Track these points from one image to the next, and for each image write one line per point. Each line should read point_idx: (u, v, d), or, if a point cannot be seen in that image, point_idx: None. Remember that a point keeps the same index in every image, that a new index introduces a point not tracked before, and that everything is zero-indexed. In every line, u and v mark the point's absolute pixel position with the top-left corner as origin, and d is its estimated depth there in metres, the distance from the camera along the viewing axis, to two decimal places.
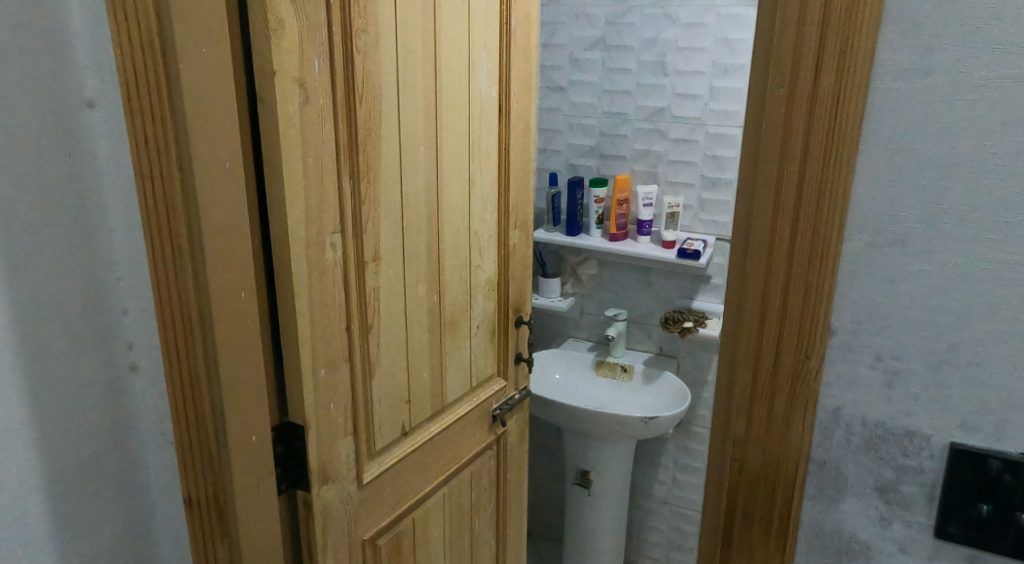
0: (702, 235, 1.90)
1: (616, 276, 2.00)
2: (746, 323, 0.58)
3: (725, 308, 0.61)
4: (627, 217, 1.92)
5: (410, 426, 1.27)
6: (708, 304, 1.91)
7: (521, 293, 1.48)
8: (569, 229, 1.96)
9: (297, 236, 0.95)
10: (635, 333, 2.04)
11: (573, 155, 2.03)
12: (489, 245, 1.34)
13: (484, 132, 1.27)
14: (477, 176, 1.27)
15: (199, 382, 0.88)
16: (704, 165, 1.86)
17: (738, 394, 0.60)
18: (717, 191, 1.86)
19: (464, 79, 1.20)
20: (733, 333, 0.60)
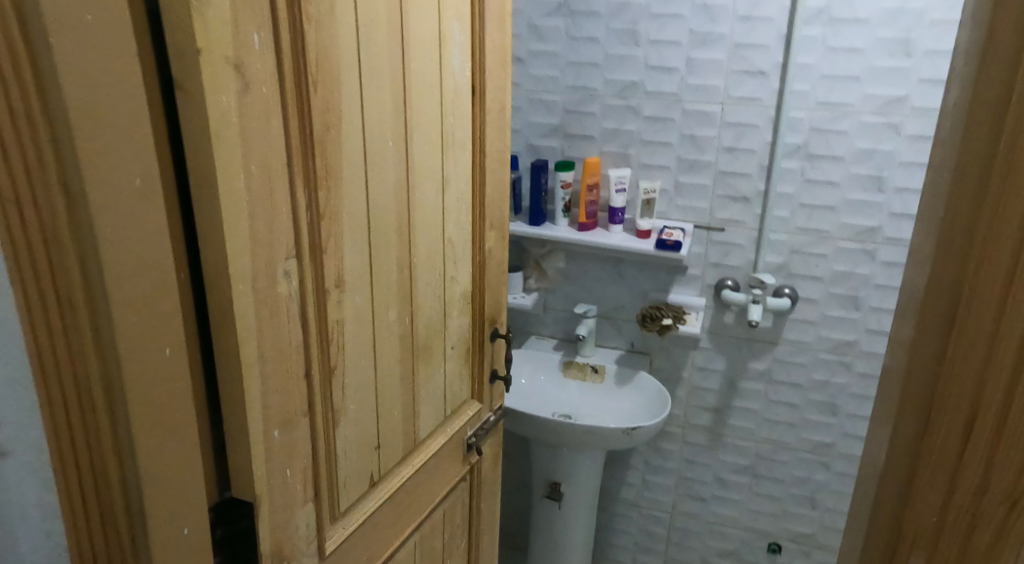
0: (678, 224, 1.74)
1: (584, 269, 1.82)
2: (944, 423, 0.42)
3: (904, 408, 0.45)
4: (597, 204, 1.73)
5: (379, 474, 1.05)
6: (685, 297, 1.77)
7: (498, 303, 1.28)
8: (534, 219, 1.76)
9: (240, 270, 0.71)
10: (604, 330, 1.87)
11: (533, 135, 1.81)
12: (464, 252, 1.13)
13: (458, 119, 1.06)
14: (450, 173, 1.06)
15: (109, 491, 0.60)
16: (681, 146, 1.70)
17: (922, 514, 0.43)
18: (694, 175, 1.70)
19: (435, 54, 0.98)
20: (921, 432, 0.43)
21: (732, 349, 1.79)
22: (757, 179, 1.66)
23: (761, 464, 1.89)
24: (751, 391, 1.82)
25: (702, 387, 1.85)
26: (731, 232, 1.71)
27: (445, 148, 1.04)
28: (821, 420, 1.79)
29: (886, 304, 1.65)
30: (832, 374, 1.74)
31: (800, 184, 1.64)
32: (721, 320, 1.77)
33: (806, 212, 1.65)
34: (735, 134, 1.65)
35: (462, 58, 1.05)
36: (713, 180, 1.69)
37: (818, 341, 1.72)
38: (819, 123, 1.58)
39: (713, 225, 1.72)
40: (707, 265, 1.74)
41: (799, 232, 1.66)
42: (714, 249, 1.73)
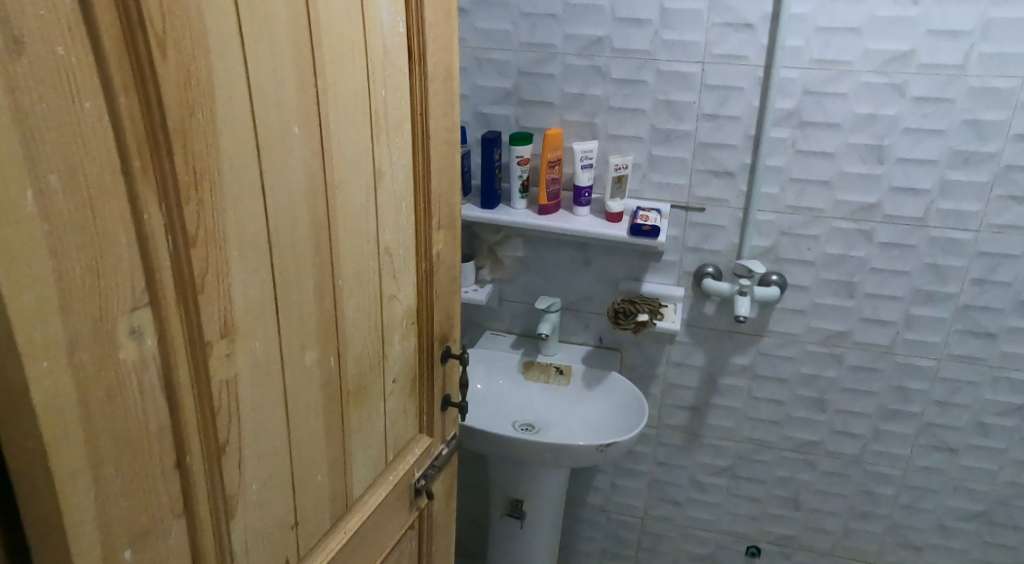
0: (652, 204, 1.52)
1: (545, 257, 1.59)
2: None
3: None
4: (559, 182, 1.49)
5: (298, 556, 0.79)
6: (660, 287, 1.57)
7: (450, 316, 1.05)
8: (486, 201, 1.50)
9: (40, 334, 0.45)
10: (569, 324, 1.66)
11: (482, 101, 1.54)
12: (410, 261, 0.92)
13: (390, 94, 0.81)
14: (381, 164, 0.81)
15: None
16: (655, 113, 1.46)
17: None
18: (671, 147, 1.48)
19: (355, 3, 0.72)
20: None
21: (712, 343, 1.61)
22: (742, 152, 1.45)
23: (741, 465, 1.72)
24: (732, 388, 1.65)
25: (678, 385, 1.67)
26: (713, 212, 1.51)
27: (374, 131, 0.79)
28: (808, 416, 1.63)
29: (884, 291, 1.49)
30: (821, 367, 1.58)
31: (791, 157, 1.43)
32: (701, 311, 1.58)
33: (797, 188, 1.45)
34: (717, 99, 1.42)
35: (393, 10, 0.79)
36: (692, 153, 1.47)
37: (808, 332, 1.56)
38: (813, 85, 1.37)
39: (692, 205, 1.51)
40: (684, 250, 1.54)
41: (788, 211, 1.47)
42: (693, 232, 1.53)
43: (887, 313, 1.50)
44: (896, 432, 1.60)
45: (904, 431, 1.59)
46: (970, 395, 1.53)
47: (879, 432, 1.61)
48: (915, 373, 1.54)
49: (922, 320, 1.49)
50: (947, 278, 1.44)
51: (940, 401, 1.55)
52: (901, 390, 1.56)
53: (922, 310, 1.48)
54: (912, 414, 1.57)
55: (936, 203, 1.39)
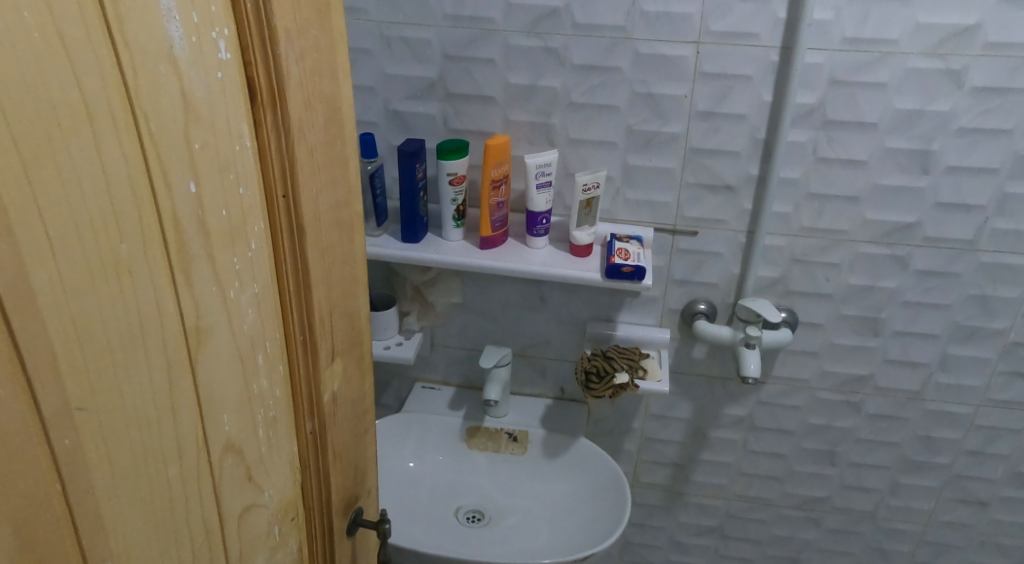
0: (629, 227, 1.19)
1: (491, 296, 1.25)
2: None
3: None
4: (507, 206, 1.13)
5: None
6: (638, 331, 1.26)
7: (358, 467, 0.68)
8: (410, 233, 1.13)
9: None
10: (523, 373, 1.34)
11: (395, 95, 1.14)
12: (280, 435, 0.54)
13: (210, 182, 0.41)
14: (205, 314, 0.42)
15: None
16: (632, 111, 1.10)
17: None
18: (652, 155, 1.13)
19: (90, 20, 0.31)
20: None
21: (700, 389, 1.33)
22: (746, 160, 1.12)
23: (732, 524, 1.45)
24: (725, 442, 1.37)
25: (658, 439, 1.39)
26: (705, 237, 1.20)
27: (178, 264, 0.39)
28: (815, 471, 1.37)
29: (915, 328, 1.21)
30: (834, 416, 1.31)
31: (809, 166, 1.11)
32: (688, 356, 1.30)
33: (815, 206, 1.14)
34: (714, 93, 1.07)
35: (198, 20, 0.38)
36: (680, 163, 1.14)
37: (819, 377, 1.28)
38: (844, 72, 1.03)
39: (680, 228, 1.19)
40: (669, 283, 1.24)
41: (802, 234, 1.17)
42: (679, 261, 1.23)
43: (918, 353, 1.23)
44: (917, 485, 1.35)
45: (927, 484, 1.34)
46: (1011, 444, 1.28)
47: (897, 486, 1.36)
48: (946, 421, 1.28)
49: (960, 361, 1.22)
50: (994, 313, 1.17)
51: (974, 451, 1.30)
52: (929, 441, 1.30)
53: (961, 350, 1.21)
54: (939, 465, 1.32)
55: (991, 222, 1.11)
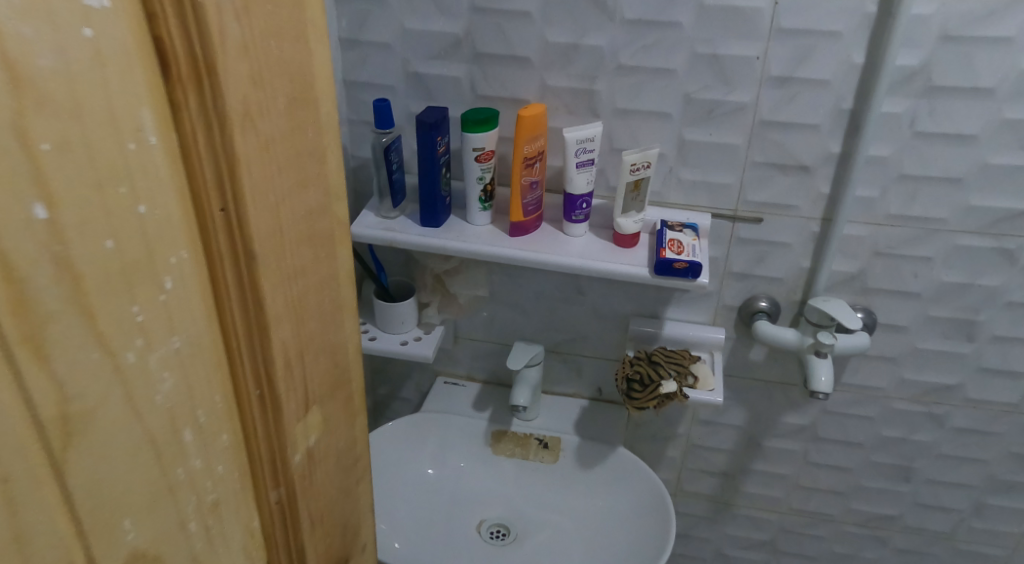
0: (681, 213, 1.03)
1: (522, 286, 1.12)
2: None
3: None
4: (541, 187, 0.97)
5: None
6: (687, 330, 1.12)
7: (349, 526, 0.55)
8: (430, 216, 0.99)
9: None
10: (555, 371, 1.21)
11: (415, 56, 0.98)
12: (230, 520, 0.41)
13: (78, 202, 0.27)
14: (78, 395, 0.28)
15: None
16: (692, 76, 0.93)
17: None
18: (713, 129, 0.96)
19: None
20: None
21: (756, 394, 1.18)
22: (827, 136, 0.95)
23: (786, 539, 1.32)
24: (782, 452, 1.23)
25: (705, 447, 1.26)
26: (771, 225, 1.03)
27: (16, 329, 0.26)
28: (885, 487, 1.22)
29: (1019, 333, 1.03)
30: (911, 429, 1.16)
31: (903, 143, 0.93)
32: (744, 357, 1.15)
33: (908, 190, 0.96)
34: (792, 54, 0.89)
35: None
36: (747, 138, 0.97)
37: (896, 386, 1.12)
38: (959, 25, 0.84)
39: (742, 215, 1.03)
40: (725, 276, 1.09)
41: (889, 222, 0.99)
42: (739, 252, 1.07)
43: (1020, 362, 1.06)
44: (1005, 507, 1.19)
45: (1017, 506, 1.19)
46: None
47: (981, 507, 1.20)
48: None
49: None
50: None
51: None
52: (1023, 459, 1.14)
53: None
54: None
55: None
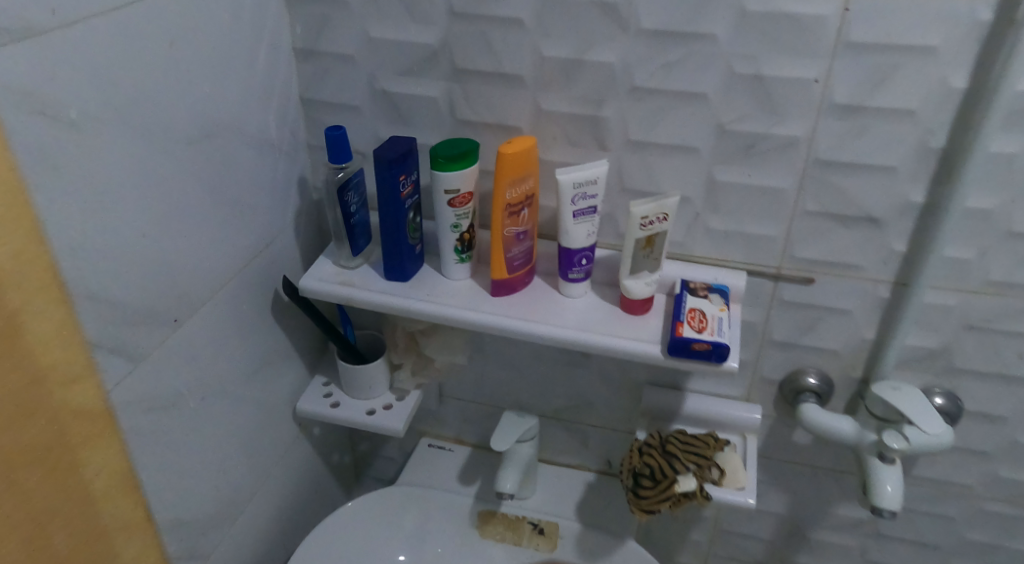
0: (710, 269, 0.82)
1: (516, 344, 0.93)
2: None
3: None
4: (531, 237, 0.78)
5: None
6: (714, 406, 0.91)
7: None
8: (394, 268, 0.80)
9: None
10: (557, 439, 1.03)
11: (382, 71, 0.80)
12: None
13: None
14: None
15: None
16: (728, 102, 0.71)
17: None
18: (754, 168, 0.75)
19: None
20: None
21: (801, 480, 0.97)
22: (907, 180, 0.72)
23: None
24: (833, 547, 1.02)
25: (738, 533, 1.05)
26: (826, 286, 0.81)
27: None
28: None
29: None
30: (1002, 535, 0.93)
31: (1014, 192, 0.70)
32: (788, 438, 0.94)
33: (1016, 251, 0.73)
34: (864, 75, 0.67)
35: None
36: (798, 181, 0.75)
37: (984, 485, 0.89)
38: None
39: (787, 273, 0.82)
40: (765, 344, 0.88)
41: (987, 290, 0.76)
42: (783, 317, 0.85)
43: None
44: None
45: None
46: None
47: None
48: None
49: None
50: None
51: None
52: None
53: None
54: None
55: None
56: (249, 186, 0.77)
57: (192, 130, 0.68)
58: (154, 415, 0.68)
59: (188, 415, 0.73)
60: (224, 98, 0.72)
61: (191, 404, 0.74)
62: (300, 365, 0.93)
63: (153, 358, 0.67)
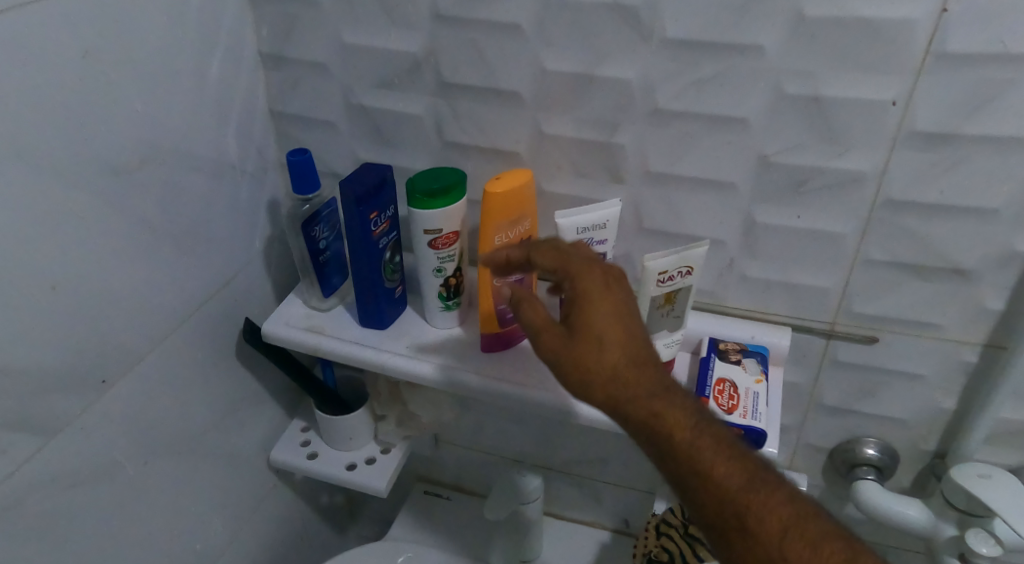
0: (745, 322, 0.68)
1: None
2: None
3: None
4: (529, 285, 0.66)
5: None
6: None
7: None
8: (370, 316, 0.69)
9: None
10: (568, 493, 0.91)
11: (359, 82, 0.67)
12: None
13: None
14: None
15: None
16: (774, 129, 0.57)
17: None
18: (807, 208, 0.60)
19: None
20: None
21: None
22: (1007, 228, 0.57)
23: None
24: None
25: None
26: (892, 348, 0.67)
27: None
28: None
29: None
30: None
31: None
32: (838, 512, 0.80)
33: None
34: (957, 97, 0.52)
35: None
36: (862, 225, 0.60)
37: None
38: None
39: (843, 331, 0.67)
40: (813, 408, 0.74)
41: None
42: (837, 379, 0.71)
43: None
44: None
45: None
46: None
47: None
48: None
49: None
50: None
51: None
52: None
53: None
54: None
55: None
56: (203, 219, 0.66)
57: (124, 158, 0.57)
58: (75, 493, 0.59)
59: (126, 485, 0.64)
60: (169, 119, 0.60)
61: (131, 471, 0.64)
62: (276, 409, 0.83)
63: (74, 428, 0.58)
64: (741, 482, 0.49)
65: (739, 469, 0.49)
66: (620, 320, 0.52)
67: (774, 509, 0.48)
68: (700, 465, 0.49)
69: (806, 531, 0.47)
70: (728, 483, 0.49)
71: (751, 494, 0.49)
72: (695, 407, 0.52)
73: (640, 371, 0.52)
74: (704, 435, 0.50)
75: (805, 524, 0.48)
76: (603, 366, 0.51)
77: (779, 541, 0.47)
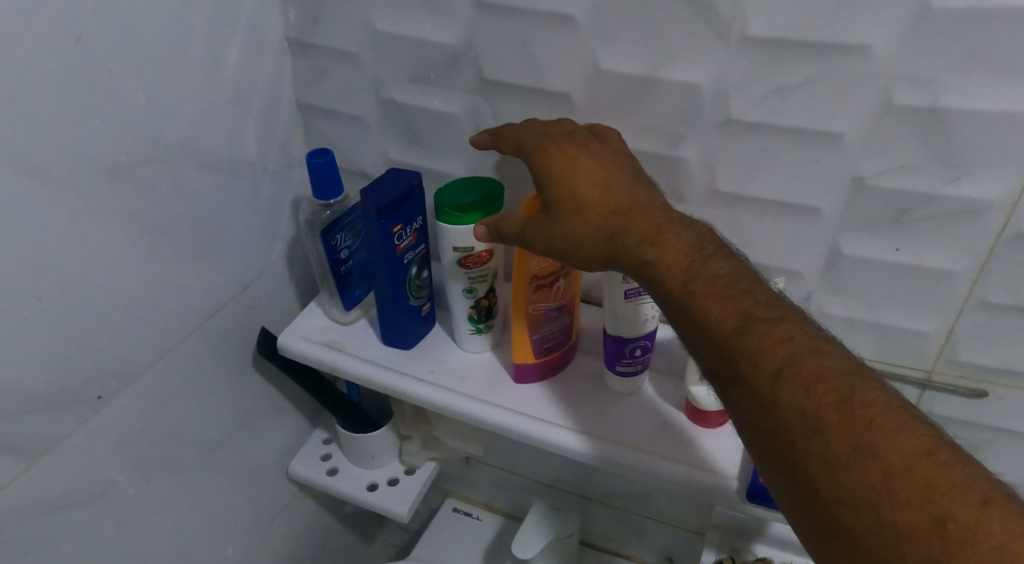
0: None
1: None
2: None
3: None
4: (570, 312, 0.59)
5: None
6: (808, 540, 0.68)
7: None
8: (394, 336, 0.62)
9: None
10: (607, 524, 0.83)
11: (392, 74, 0.60)
12: None
13: None
14: None
15: None
16: (877, 145, 0.47)
17: None
18: (910, 240, 0.50)
19: None
20: None
21: None
22: None
23: None
24: None
25: None
26: (1003, 405, 0.56)
27: None
28: None
29: None
30: None
31: None
32: None
33: None
34: None
35: None
36: (978, 263, 0.49)
37: None
38: None
39: (943, 382, 0.57)
40: None
41: None
42: None
43: None
44: None
45: None
46: None
47: None
48: None
49: None
50: None
51: None
52: None
53: None
54: None
55: None
56: (217, 221, 0.61)
57: (123, 157, 0.51)
58: (67, 514, 0.55)
59: (127, 503, 0.60)
60: (177, 114, 0.55)
61: (132, 489, 0.60)
62: (298, 419, 0.78)
63: (66, 447, 0.53)
64: (737, 315, 0.41)
65: (736, 306, 0.41)
66: (598, 170, 0.48)
67: (770, 342, 0.39)
68: (698, 314, 0.42)
69: (805, 368, 0.38)
70: (725, 321, 0.41)
71: (751, 325, 0.40)
72: (694, 236, 0.45)
73: (626, 216, 0.46)
74: (698, 276, 0.43)
75: (806, 356, 0.39)
76: (590, 210, 0.47)
77: (771, 375, 0.39)
